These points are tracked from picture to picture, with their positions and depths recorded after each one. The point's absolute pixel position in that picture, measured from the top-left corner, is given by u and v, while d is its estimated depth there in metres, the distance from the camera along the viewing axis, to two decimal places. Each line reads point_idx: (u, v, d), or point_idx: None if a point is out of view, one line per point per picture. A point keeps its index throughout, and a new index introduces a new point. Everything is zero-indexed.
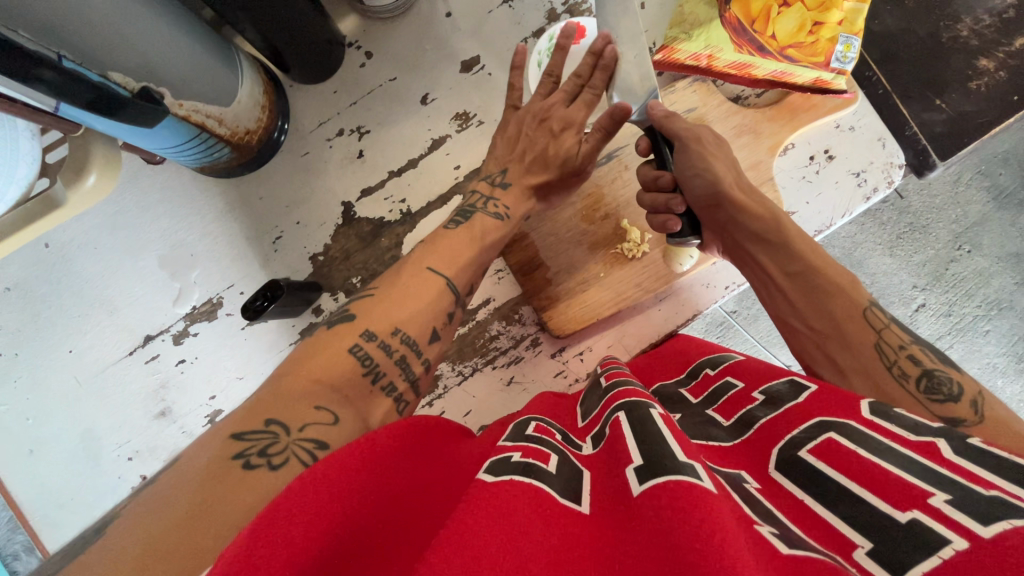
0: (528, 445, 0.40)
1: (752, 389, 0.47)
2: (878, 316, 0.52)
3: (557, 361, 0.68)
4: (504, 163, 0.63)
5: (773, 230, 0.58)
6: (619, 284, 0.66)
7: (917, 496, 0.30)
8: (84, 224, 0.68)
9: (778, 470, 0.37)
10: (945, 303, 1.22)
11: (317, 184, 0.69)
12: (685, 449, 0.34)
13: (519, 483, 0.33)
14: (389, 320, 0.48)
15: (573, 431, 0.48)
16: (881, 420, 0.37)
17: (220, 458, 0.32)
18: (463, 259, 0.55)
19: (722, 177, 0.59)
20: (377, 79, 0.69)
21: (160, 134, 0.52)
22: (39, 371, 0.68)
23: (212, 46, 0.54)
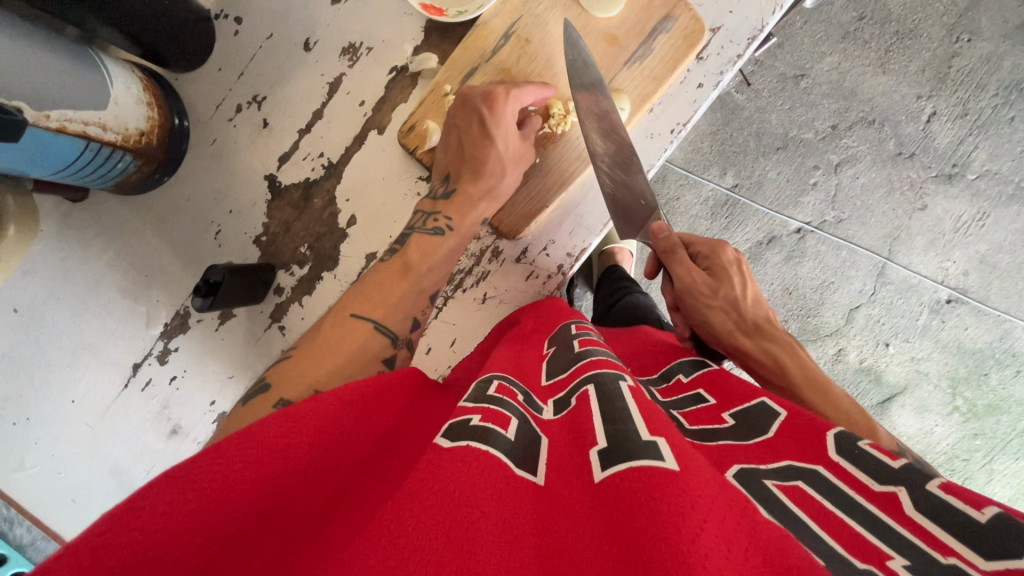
0: (490, 407, 0.35)
1: (723, 409, 0.45)
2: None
3: (524, 263, 0.66)
4: (444, 173, 0.61)
5: (782, 379, 0.58)
6: (559, 164, 0.62)
7: (875, 554, 0.28)
8: (38, 280, 0.69)
9: (735, 474, 0.36)
10: (957, 104, 1.14)
11: (234, 167, 0.67)
12: (651, 428, 0.32)
13: (474, 449, 0.30)
14: (305, 383, 0.46)
15: (536, 390, 0.43)
16: (847, 461, 0.36)
17: None
18: (395, 298, 0.54)
19: (724, 323, 0.60)
20: (254, 41, 0.66)
21: (42, 153, 0.51)
22: (55, 426, 0.70)
23: (72, 53, 0.52)
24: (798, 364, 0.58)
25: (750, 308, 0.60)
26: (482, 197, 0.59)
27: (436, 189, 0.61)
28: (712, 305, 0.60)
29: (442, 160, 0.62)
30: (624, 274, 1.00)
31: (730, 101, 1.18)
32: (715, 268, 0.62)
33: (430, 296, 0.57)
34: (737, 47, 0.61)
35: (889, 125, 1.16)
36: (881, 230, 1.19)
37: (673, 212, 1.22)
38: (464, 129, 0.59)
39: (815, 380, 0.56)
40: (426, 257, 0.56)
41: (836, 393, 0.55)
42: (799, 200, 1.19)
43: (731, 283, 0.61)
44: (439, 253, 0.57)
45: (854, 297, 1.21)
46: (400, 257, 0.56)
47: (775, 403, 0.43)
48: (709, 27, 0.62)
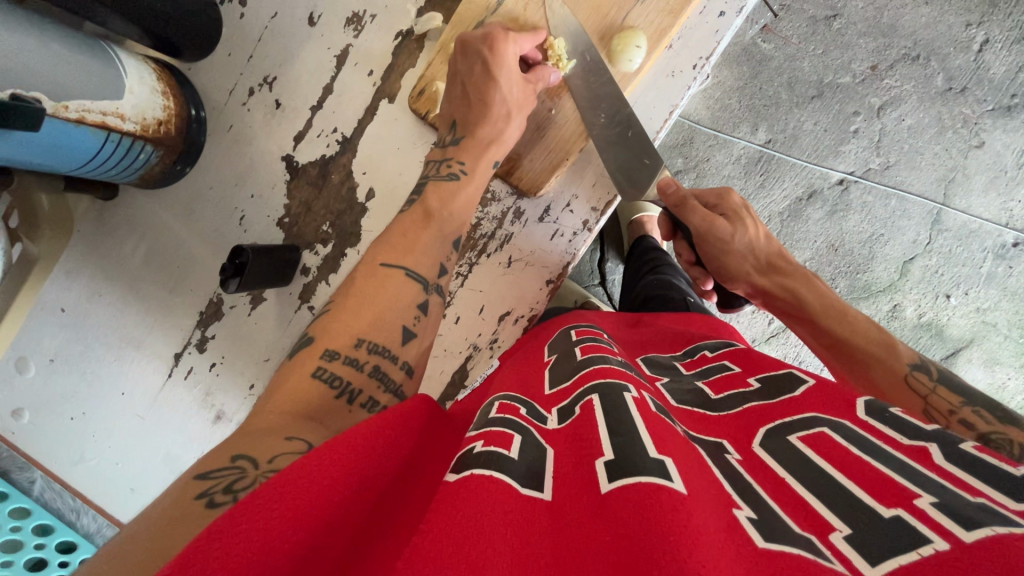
0: (494, 429, 0.33)
1: (748, 375, 0.43)
2: (920, 383, 0.47)
3: (548, 223, 0.63)
4: (452, 120, 0.59)
5: (802, 311, 0.56)
6: (576, 108, 0.60)
7: (901, 495, 0.27)
8: (81, 279, 0.71)
9: (762, 444, 0.34)
10: (1013, 28, 1.05)
11: (252, 152, 0.68)
12: (657, 442, 0.29)
13: (475, 479, 0.28)
14: (349, 331, 0.44)
15: (537, 400, 0.39)
16: (876, 422, 0.34)
17: (183, 499, 0.30)
18: (421, 245, 0.51)
19: (742, 266, 0.60)
20: (260, 22, 0.66)
21: (61, 143, 0.52)
22: (108, 418, 0.73)
23: (84, 45, 0.53)
24: (815, 292, 0.57)
25: (766, 248, 0.60)
26: (490, 141, 0.57)
27: (443, 137, 0.59)
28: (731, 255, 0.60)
29: (448, 109, 0.59)
30: (654, 244, 0.96)
31: (756, 51, 1.10)
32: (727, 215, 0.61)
33: (453, 244, 0.54)
34: None
35: (936, 57, 1.07)
36: (935, 172, 1.10)
37: (704, 174, 1.14)
38: (467, 75, 0.57)
39: (832, 307, 0.55)
40: (446, 207, 0.54)
41: (855, 317, 0.54)
42: (839, 150, 1.11)
43: (744, 227, 0.60)
44: (456, 202, 0.55)
45: (908, 249, 1.13)
46: (419, 207, 0.54)
47: (803, 373, 0.41)
48: None
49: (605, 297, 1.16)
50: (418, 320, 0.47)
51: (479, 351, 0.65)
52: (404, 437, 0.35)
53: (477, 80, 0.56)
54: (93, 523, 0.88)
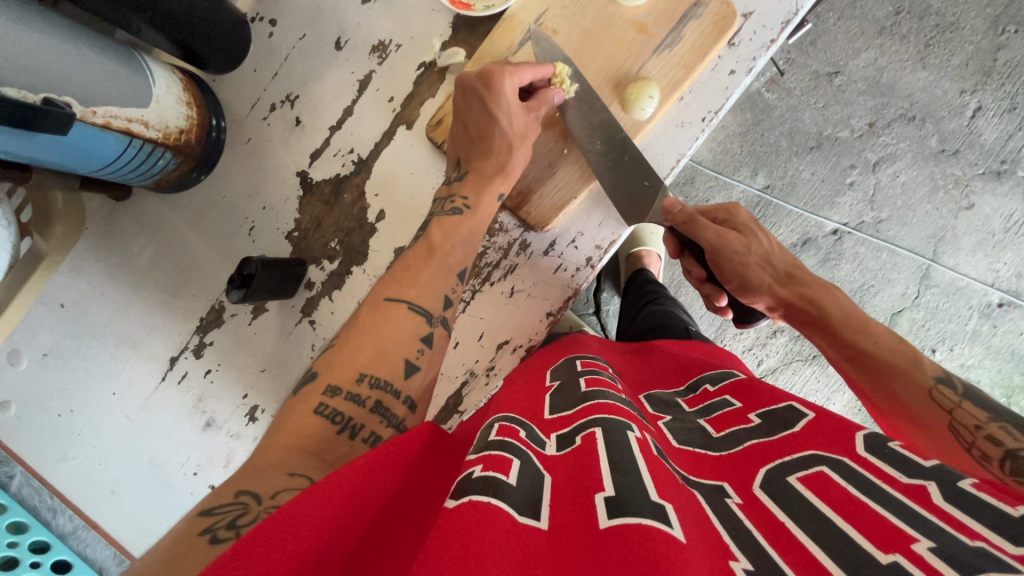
0: (491, 453, 0.34)
1: (748, 409, 0.45)
2: (946, 397, 0.46)
3: (552, 256, 0.65)
4: (457, 155, 0.61)
5: (819, 321, 0.55)
6: (586, 153, 0.62)
7: (902, 540, 0.29)
8: (84, 277, 0.72)
9: (762, 489, 0.36)
10: (1005, 97, 1.10)
11: (268, 165, 0.69)
12: (656, 485, 0.31)
13: (478, 506, 0.29)
14: (352, 367, 0.46)
15: (538, 424, 0.41)
16: (874, 458, 0.36)
17: (191, 535, 0.33)
18: (423, 280, 0.53)
19: (759, 277, 0.58)
20: (288, 42, 0.68)
21: (87, 147, 0.53)
22: (97, 418, 0.73)
23: (115, 53, 0.55)
24: (834, 301, 0.55)
25: (779, 257, 0.58)
26: (494, 173, 0.59)
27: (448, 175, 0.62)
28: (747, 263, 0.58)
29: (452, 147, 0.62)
30: (652, 279, 0.98)
31: (760, 101, 1.15)
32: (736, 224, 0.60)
33: (457, 276, 0.56)
34: (770, 32, 0.60)
35: (931, 120, 1.12)
36: (924, 230, 1.14)
37: None
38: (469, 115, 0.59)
39: (851, 316, 0.54)
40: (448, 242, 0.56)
41: (875, 328, 0.52)
42: (835, 201, 1.15)
43: (757, 239, 0.59)
44: (460, 233, 0.57)
45: (897, 301, 1.16)
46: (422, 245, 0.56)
47: (802, 405, 0.43)
48: (740, 13, 0.60)
49: (598, 327, 1.17)
50: (421, 353, 0.50)
51: (475, 377, 0.66)
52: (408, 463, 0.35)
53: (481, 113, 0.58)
54: (70, 523, 0.88)
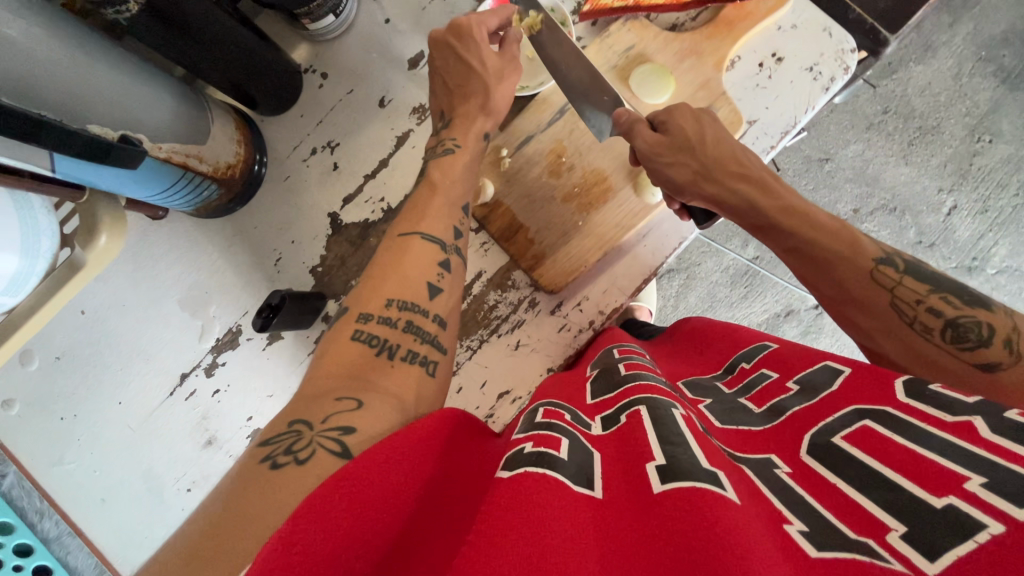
0: (540, 433, 0.41)
1: (786, 378, 0.51)
2: (886, 275, 0.52)
3: (558, 316, 0.70)
4: (441, 106, 0.66)
5: (762, 219, 0.59)
6: (599, 228, 0.67)
7: (954, 483, 0.33)
8: (109, 287, 0.74)
9: (807, 451, 0.40)
10: None
11: (302, 203, 0.74)
12: (708, 456, 0.36)
13: (532, 474, 0.35)
14: (381, 296, 0.53)
15: (583, 409, 0.48)
16: (916, 403, 0.40)
17: (251, 463, 0.36)
18: (432, 213, 0.59)
19: (697, 168, 0.60)
20: (336, 95, 0.74)
21: (148, 178, 0.58)
22: (99, 425, 0.75)
23: (182, 94, 0.60)
24: (768, 193, 0.59)
25: (721, 168, 0.60)
26: (475, 114, 0.64)
27: (436, 127, 0.66)
28: (699, 183, 0.60)
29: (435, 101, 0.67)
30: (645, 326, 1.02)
31: None
32: (679, 145, 0.60)
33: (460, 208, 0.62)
34: (770, 139, 0.67)
35: None
36: None
37: (694, 277, 1.28)
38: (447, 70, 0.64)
39: (790, 210, 0.57)
40: (447, 178, 0.62)
41: (813, 216, 0.56)
42: None
43: (691, 137, 0.60)
44: (456, 171, 0.62)
45: None
46: (427, 184, 0.61)
47: (838, 364, 0.48)
48: (746, 119, 0.67)
49: None
50: (440, 276, 0.56)
51: None
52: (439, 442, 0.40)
53: (466, 76, 0.63)
54: (55, 528, 1.00)
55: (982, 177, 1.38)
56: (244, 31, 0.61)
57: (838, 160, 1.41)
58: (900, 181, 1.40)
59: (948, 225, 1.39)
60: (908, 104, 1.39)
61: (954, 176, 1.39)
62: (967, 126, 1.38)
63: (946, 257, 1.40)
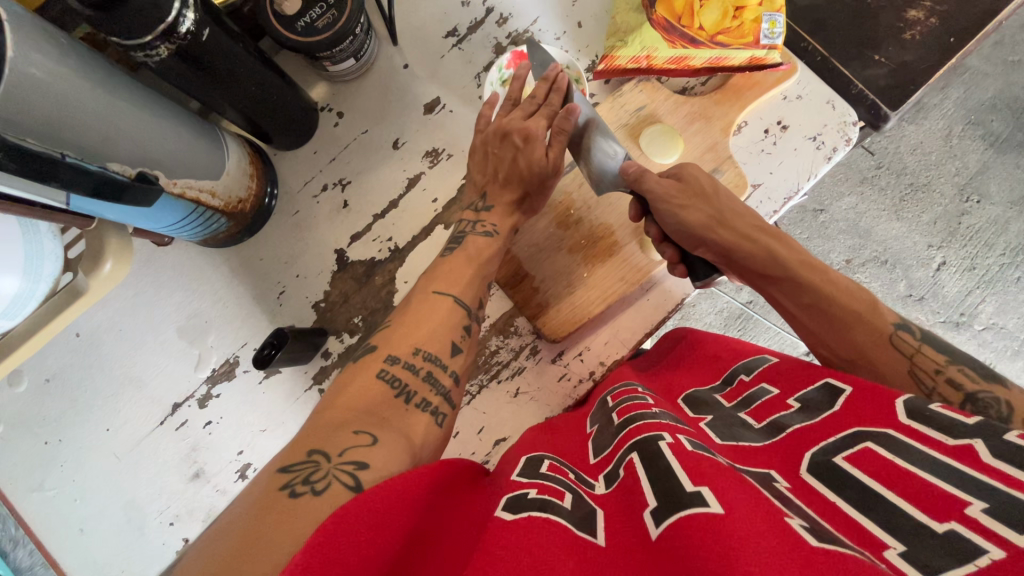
0: (544, 482, 0.45)
1: (787, 396, 0.51)
2: (906, 341, 0.53)
3: (558, 365, 0.70)
4: (482, 189, 0.67)
5: (782, 272, 0.59)
6: (603, 281, 0.68)
7: (955, 507, 0.34)
8: (108, 311, 0.74)
9: (809, 471, 0.42)
10: None
11: (309, 238, 0.74)
12: (691, 477, 0.38)
13: (537, 517, 0.39)
14: (410, 342, 0.55)
15: (585, 468, 0.51)
16: (917, 424, 0.41)
17: (270, 491, 0.37)
18: (465, 280, 0.61)
19: (708, 218, 0.61)
20: (351, 134, 0.75)
21: (161, 213, 0.58)
22: (84, 452, 0.73)
23: (200, 129, 0.60)
24: (789, 249, 0.60)
25: (736, 218, 0.61)
26: (514, 201, 0.66)
27: (474, 203, 0.68)
28: (714, 228, 0.61)
29: (480, 179, 0.68)
30: None
31: None
32: (694, 191, 0.62)
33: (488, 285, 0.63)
34: (774, 203, 0.69)
35: None
36: None
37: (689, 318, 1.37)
38: (500, 156, 0.66)
39: (810, 265, 0.58)
40: (482, 256, 0.63)
41: (833, 275, 0.58)
42: None
43: (703, 187, 0.62)
44: (489, 253, 0.63)
45: None
46: (460, 253, 0.63)
47: (838, 381, 0.48)
48: (751, 183, 0.69)
49: None
50: (463, 337, 0.58)
51: None
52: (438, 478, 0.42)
53: (512, 166, 0.65)
54: (28, 557, 0.95)
55: (971, 236, 1.42)
56: (266, 71, 0.63)
57: (832, 212, 1.45)
58: (892, 235, 1.43)
59: (937, 280, 1.42)
60: (899, 161, 1.44)
61: (944, 233, 1.42)
62: (956, 185, 1.43)
63: (935, 311, 1.43)
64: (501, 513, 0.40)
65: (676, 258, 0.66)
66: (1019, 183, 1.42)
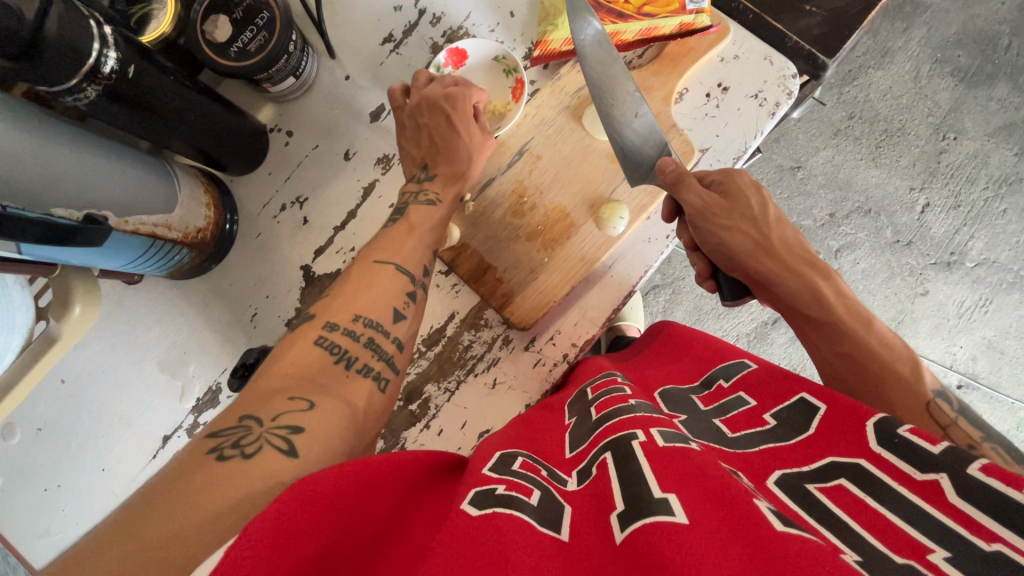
0: (514, 478, 0.44)
1: (764, 411, 0.52)
2: (943, 411, 0.52)
3: (532, 352, 0.71)
4: (422, 161, 0.69)
5: (825, 315, 0.59)
6: (564, 263, 0.69)
7: (918, 549, 0.34)
8: (88, 354, 0.75)
9: (777, 482, 0.43)
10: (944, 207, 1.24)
11: (275, 258, 0.76)
12: (662, 485, 0.39)
13: (503, 515, 0.38)
14: (350, 310, 0.57)
15: (562, 464, 0.51)
16: (886, 452, 0.42)
17: (200, 454, 0.40)
18: (408, 248, 0.63)
19: (742, 248, 0.62)
20: (302, 151, 0.76)
21: (117, 251, 0.59)
22: (83, 494, 0.74)
23: (148, 167, 0.61)
24: (837, 292, 0.60)
25: (782, 248, 0.62)
26: (457, 180, 0.68)
27: (415, 173, 0.70)
28: (758, 255, 0.61)
29: (419, 152, 0.70)
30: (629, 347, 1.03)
31: None
32: (742, 212, 0.62)
33: (432, 251, 0.65)
34: (724, 165, 0.69)
35: None
36: (887, 311, 1.43)
37: (679, 290, 1.44)
38: (431, 126, 0.67)
39: (857, 314, 0.59)
40: (424, 223, 0.65)
41: (877, 326, 0.58)
42: None
43: (749, 203, 0.62)
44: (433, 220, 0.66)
45: None
46: (403, 223, 0.64)
47: (814, 399, 0.50)
48: (699, 148, 0.70)
49: None
50: (406, 304, 0.60)
51: None
52: (390, 482, 0.42)
53: (445, 134, 0.67)
54: None
55: (951, 174, 1.42)
56: (205, 101, 0.63)
57: (809, 167, 1.45)
58: (872, 184, 1.43)
59: (923, 223, 1.42)
60: (871, 109, 1.43)
61: (924, 175, 1.42)
62: (931, 125, 1.42)
63: (925, 254, 1.42)
64: (466, 507, 0.39)
65: (706, 271, 0.70)
66: (993, 116, 1.41)
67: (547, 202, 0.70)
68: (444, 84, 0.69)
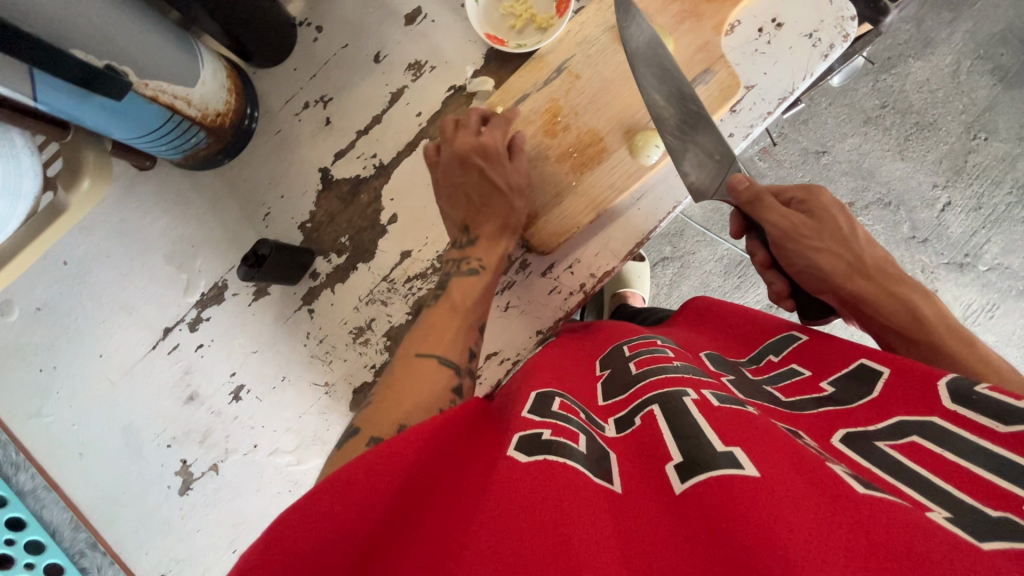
0: (557, 422, 0.42)
1: (820, 379, 0.50)
2: None
3: (548, 278, 0.70)
4: (465, 221, 0.67)
5: (921, 335, 0.56)
6: (592, 190, 0.66)
7: (1012, 500, 0.31)
8: (92, 238, 0.73)
9: (841, 441, 0.41)
10: None
11: (294, 157, 0.73)
12: (721, 438, 0.36)
13: (551, 462, 0.37)
14: (393, 419, 0.49)
15: (596, 410, 0.49)
16: (964, 409, 0.39)
17: None
18: (450, 335, 0.59)
19: (833, 267, 0.61)
20: (330, 49, 0.73)
21: (132, 119, 0.56)
22: (79, 378, 0.73)
23: (174, 37, 0.58)
24: (934, 311, 0.57)
25: (875, 269, 0.61)
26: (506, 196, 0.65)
27: (456, 237, 0.67)
28: (851, 277, 0.61)
29: (456, 213, 0.67)
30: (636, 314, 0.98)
31: None
32: (832, 232, 0.62)
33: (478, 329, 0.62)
34: (768, 105, 0.67)
35: None
36: None
37: (688, 265, 1.42)
38: (467, 183, 0.66)
39: (955, 332, 0.55)
40: (467, 299, 0.62)
41: (981, 346, 0.55)
42: None
43: (835, 221, 0.62)
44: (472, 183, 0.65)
45: None
46: (445, 300, 0.62)
47: (874, 363, 0.47)
48: (744, 84, 0.67)
49: None
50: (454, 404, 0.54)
51: None
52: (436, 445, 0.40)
53: (482, 183, 0.65)
54: None
55: (977, 174, 1.39)
56: None
57: (835, 152, 1.42)
58: (896, 176, 1.40)
59: (942, 221, 1.40)
60: (905, 100, 1.39)
61: (949, 172, 1.39)
62: (963, 122, 1.39)
63: (939, 252, 1.40)
64: (514, 454, 0.38)
65: (786, 290, 0.68)
66: None
67: (580, 124, 0.67)
68: (470, 122, 0.67)
